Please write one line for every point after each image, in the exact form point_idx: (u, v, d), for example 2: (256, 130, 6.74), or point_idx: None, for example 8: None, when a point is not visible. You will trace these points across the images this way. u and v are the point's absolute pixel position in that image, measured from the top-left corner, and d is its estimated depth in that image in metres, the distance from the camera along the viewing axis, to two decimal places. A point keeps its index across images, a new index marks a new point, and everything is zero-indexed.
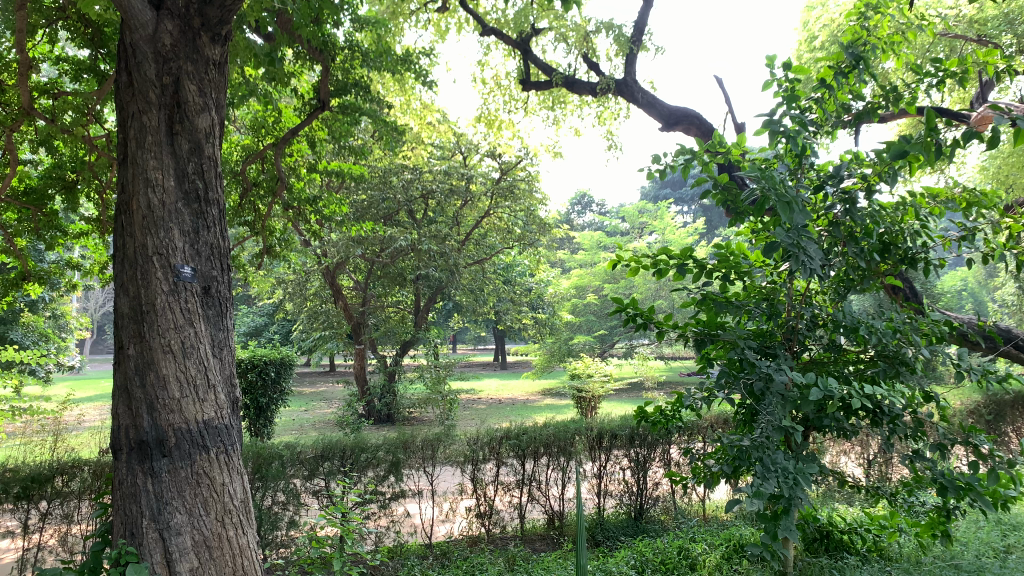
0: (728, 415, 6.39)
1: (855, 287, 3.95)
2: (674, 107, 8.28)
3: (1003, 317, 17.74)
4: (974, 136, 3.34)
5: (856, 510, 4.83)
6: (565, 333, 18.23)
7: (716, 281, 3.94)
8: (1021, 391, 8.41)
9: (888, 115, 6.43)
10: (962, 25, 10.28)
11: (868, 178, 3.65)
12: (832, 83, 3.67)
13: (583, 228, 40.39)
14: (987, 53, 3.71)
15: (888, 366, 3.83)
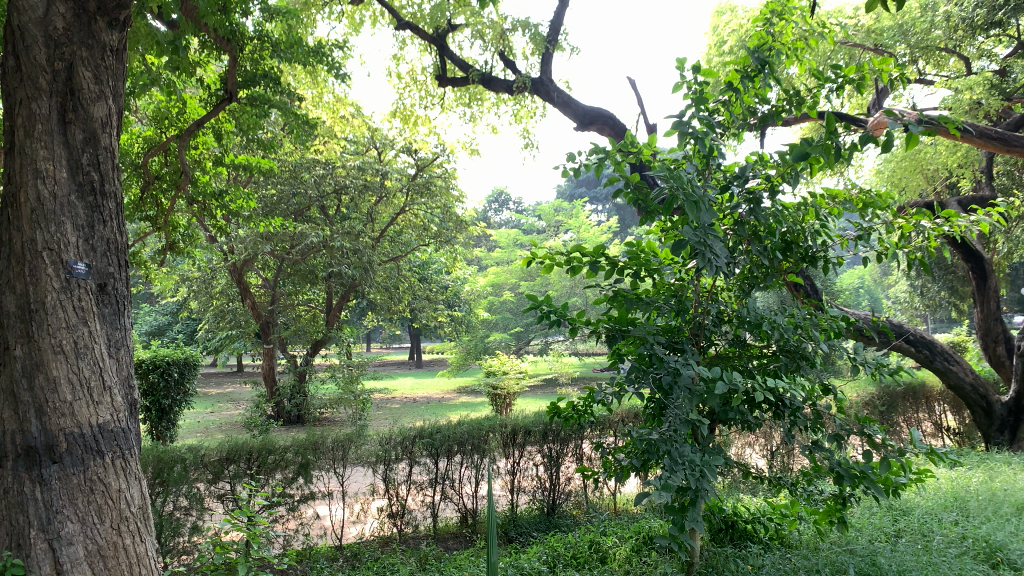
0: (638, 410, 6.52)
1: (759, 283, 4.08)
2: (589, 107, 8.37)
3: (896, 314, 18.75)
4: (871, 139, 3.48)
5: (760, 500, 4.97)
6: (480, 331, 18.20)
7: (628, 278, 3.99)
8: (911, 383, 8.85)
9: (792, 119, 6.67)
10: (860, 35, 10.79)
11: (771, 179, 3.77)
12: (739, 87, 3.78)
13: (500, 226, 40.55)
14: (882, 60, 3.87)
15: (789, 361, 3.98)
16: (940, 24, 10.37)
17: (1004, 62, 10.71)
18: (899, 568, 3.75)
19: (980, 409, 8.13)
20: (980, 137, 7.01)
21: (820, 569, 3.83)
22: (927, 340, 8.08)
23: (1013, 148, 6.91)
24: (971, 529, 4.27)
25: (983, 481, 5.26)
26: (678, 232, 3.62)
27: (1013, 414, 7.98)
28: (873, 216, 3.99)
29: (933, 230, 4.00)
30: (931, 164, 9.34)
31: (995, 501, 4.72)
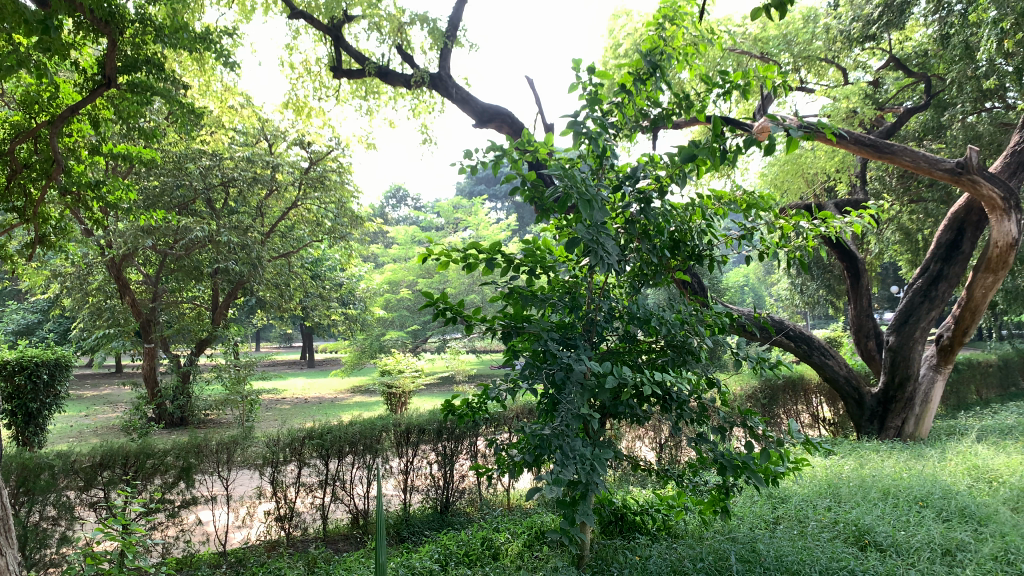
0: (533, 406, 6.55)
1: (648, 280, 4.18)
2: (487, 104, 8.35)
3: (777, 310, 19.67)
4: (755, 142, 3.62)
5: (648, 492, 5.08)
6: (375, 330, 17.91)
7: (523, 275, 3.97)
8: (791, 376, 9.28)
9: (683, 122, 6.87)
10: (747, 43, 11.24)
11: (661, 179, 3.86)
12: (631, 89, 3.86)
13: (398, 222, 40.16)
14: (765, 68, 4.03)
15: (676, 355, 4.09)
16: (820, 35, 10.97)
17: (878, 74, 11.40)
18: (777, 554, 3.91)
19: (853, 401, 8.58)
20: (855, 143, 7.38)
21: (704, 557, 3.95)
22: (805, 335, 8.48)
23: (885, 155, 7.31)
24: (842, 514, 4.50)
25: (854, 468, 5.56)
26: (572, 230, 3.65)
27: (881, 404, 8.45)
28: (756, 218, 4.14)
29: (810, 230, 4.19)
30: (811, 168, 9.82)
31: (864, 486, 5.00)
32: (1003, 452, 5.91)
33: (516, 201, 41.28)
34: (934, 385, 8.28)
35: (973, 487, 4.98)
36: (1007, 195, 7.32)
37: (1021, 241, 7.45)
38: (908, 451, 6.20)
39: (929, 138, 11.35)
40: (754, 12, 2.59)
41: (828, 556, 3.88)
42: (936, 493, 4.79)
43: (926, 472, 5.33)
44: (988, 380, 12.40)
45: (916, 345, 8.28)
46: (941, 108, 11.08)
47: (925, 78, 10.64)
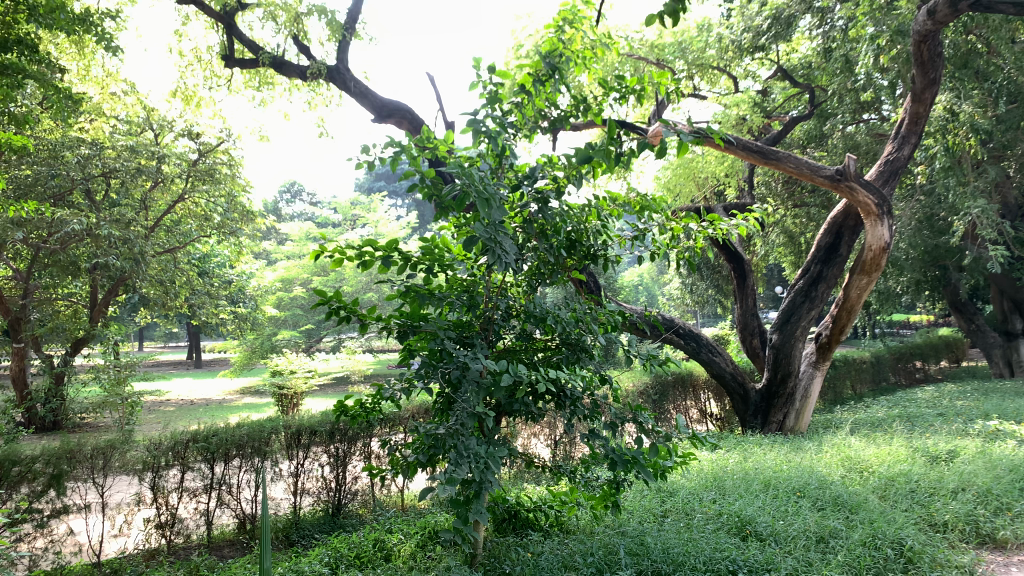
0: (428, 405, 6.51)
1: (545, 280, 4.22)
2: (387, 99, 8.23)
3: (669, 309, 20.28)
4: (648, 146, 3.71)
5: (542, 489, 5.12)
6: (267, 329, 17.39)
7: (420, 273, 3.89)
8: (680, 373, 9.59)
9: (580, 123, 6.98)
10: (645, 49, 11.53)
11: (558, 180, 3.92)
12: (530, 89, 3.90)
13: (293, 218, 39.14)
14: (660, 74, 4.14)
15: (570, 353, 4.16)
16: (713, 45, 11.40)
17: (766, 83, 11.91)
18: (663, 546, 4.03)
19: (738, 396, 8.96)
20: (743, 150, 7.72)
21: (594, 552, 4.03)
22: (694, 333, 8.78)
23: (770, 161, 7.66)
24: (726, 505, 4.67)
25: (738, 461, 5.78)
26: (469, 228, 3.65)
27: (764, 399, 8.84)
28: (649, 219, 4.22)
29: (699, 232, 4.30)
30: (702, 172, 10.17)
31: (747, 479, 5.21)
32: (873, 443, 6.29)
33: (417, 199, 40.98)
34: (813, 381, 8.69)
35: (846, 477, 5.28)
36: (880, 201, 7.69)
37: (893, 245, 7.85)
38: (788, 444, 6.51)
39: (812, 146, 11.98)
40: (647, 20, 2.66)
41: (711, 547, 4.01)
42: (813, 483, 5.04)
43: (804, 463, 5.60)
44: (863, 375, 13.16)
45: (797, 344, 8.68)
46: (823, 118, 11.68)
47: (809, 89, 11.19)
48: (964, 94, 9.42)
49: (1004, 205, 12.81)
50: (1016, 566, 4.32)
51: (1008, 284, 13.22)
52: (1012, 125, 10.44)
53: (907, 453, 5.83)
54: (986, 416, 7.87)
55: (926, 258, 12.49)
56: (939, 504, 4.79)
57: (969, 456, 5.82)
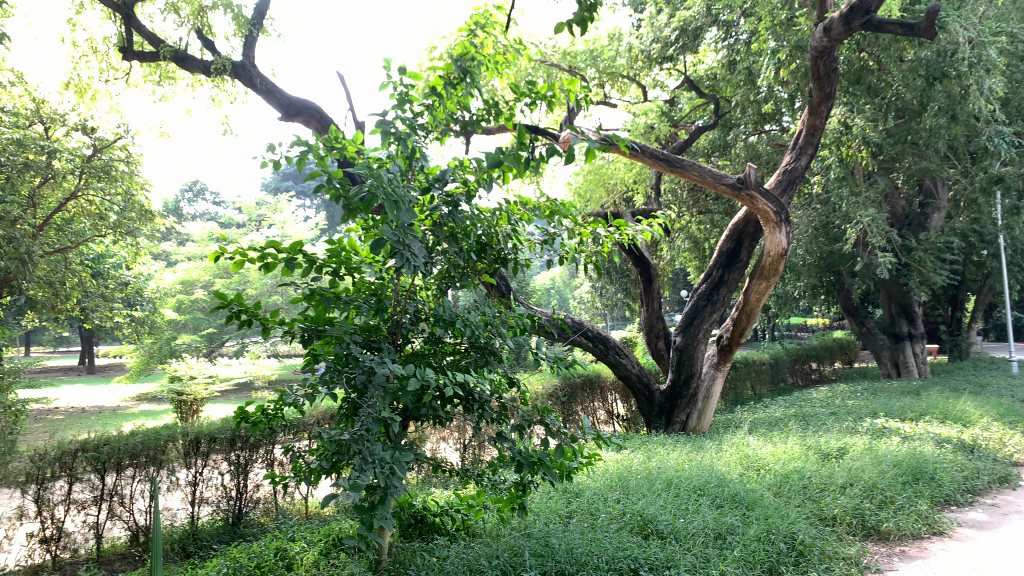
0: (333, 410, 6.40)
1: (455, 283, 4.17)
2: (294, 97, 8.04)
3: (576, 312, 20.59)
4: (557, 151, 3.76)
5: (449, 493, 5.10)
6: (166, 334, 16.77)
7: (326, 277, 3.81)
8: (589, 375, 9.73)
9: (492, 127, 7.05)
10: (557, 56, 11.69)
11: (468, 183, 3.90)
12: (441, 91, 3.90)
13: (195, 219, 37.84)
14: (570, 80, 4.20)
15: (479, 356, 4.17)
16: (623, 54, 11.68)
17: (673, 93, 12.27)
18: (567, 547, 4.07)
19: (643, 397, 9.15)
20: (650, 157, 7.93)
21: (499, 554, 4.04)
22: (602, 336, 8.93)
23: (675, 169, 7.88)
24: (630, 505, 4.76)
25: (641, 461, 5.91)
26: (377, 230, 3.59)
27: (668, 400, 9.06)
28: (558, 224, 4.34)
29: (607, 236, 4.45)
30: (612, 178, 10.57)
31: (650, 478, 5.33)
32: (770, 442, 6.54)
33: (326, 200, 40.26)
34: (714, 382, 8.93)
35: (743, 474, 5.47)
36: (778, 209, 8.02)
37: (789, 251, 8.19)
38: (690, 443, 6.69)
39: (717, 155, 12.50)
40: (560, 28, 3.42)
41: (614, 547, 4.09)
42: (712, 481, 5.19)
43: (704, 462, 5.78)
44: (762, 376, 13.67)
45: (699, 346, 8.93)
46: (727, 128, 12.12)
47: (714, 99, 11.59)
48: (856, 108, 9.94)
49: (892, 214, 13.58)
50: (899, 556, 4.59)
51: (896, 289, 14.04)
52: (900, 138, 11.09)
53: (801, 451, 6.09)
54: (873, 414, 8.31)
55: (822, 264, 13.08)
56: (829, 499, 5.02)
57: (857, 452, 6.14)
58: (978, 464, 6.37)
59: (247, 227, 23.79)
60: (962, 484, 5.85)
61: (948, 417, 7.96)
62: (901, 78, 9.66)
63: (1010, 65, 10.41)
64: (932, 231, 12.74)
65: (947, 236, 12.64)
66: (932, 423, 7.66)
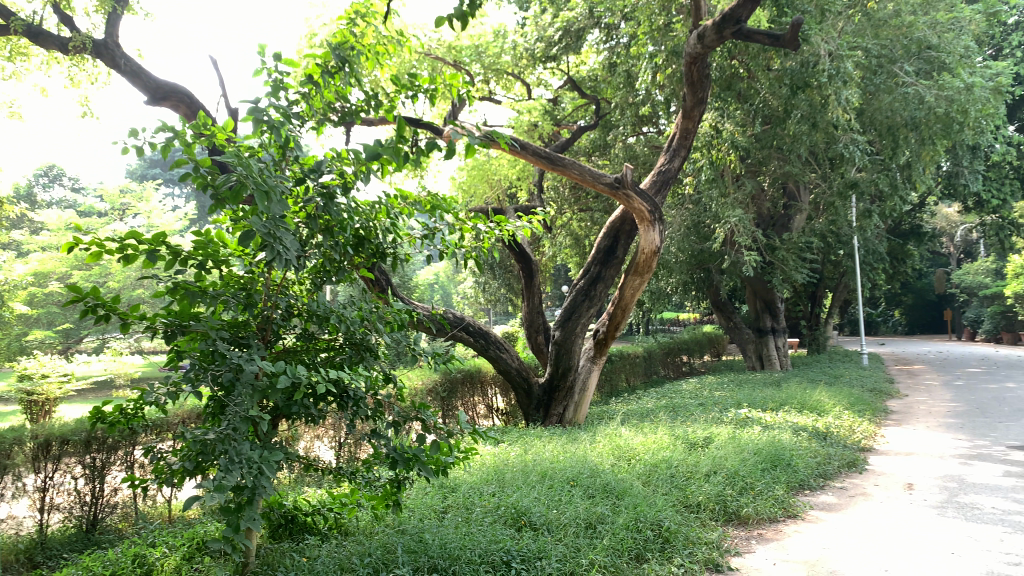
0: (199, 409, 6.18)
1: (331, 277, 4.05)
2: (162, 80, 7.63)
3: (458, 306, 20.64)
4: (435, 145, 3.73)
5: (321, 491, 5.01)
6: (16, 329, 15.61)
7: (191, 270, 3.64)
8: (469, 370, 9.77)
9: (372, 119, 6.95)
10: (441, 49, 11.64)
11: (345, 175, 3.80)
12: (318, 79, 3.80)
13: (50, 206, 35.34)
14: (452, 74, 4.17)
15: (354, 353, 4.10)
16: (507, 51, 11.79)
17: (557, 92, 12.48)
18: (441, 541, 4.06)
19: (522, 390, 9.25)
20: (532, 154, 8.04)
21: (372, 552, 4.00)
22: (482, 331, 9.01)
23: (556, 167, 8.03)
24: (504, 498, 4.80)
25: (518, 454, 5.99)
26: (247, 222, 3.46)
27: (546, 393, 9.20)
28: (439, 218, 4.32)
29: (487, 232, 4.50)
30: (496, 174, 10.61)
31: (525, 471, 5.40)
32: (641, 432, 6.78)
33: (198, 190, 38.53)
34: (590, 374, 9.12)
35: (615, 464, 5.64)
36: (652, 208, 8.29)
37: (662, 249, 8.48)
38: (565, 435, 6.83)
39: (597, 155, 12.83)
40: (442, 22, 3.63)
41: (488, 540, 4.11)
42: (585, 472, 5.32)
43: (578, 453, 5.92)
44: (636, 369, 14.13)
45: (577, 340, 9.11)
46: (607, 129, 12.45)
47: (596, 100, 11.87)
48: (727, 113, 10.41)
49: (759, 215, 14.32)
50: (756, 539, 4.86)
51: (761, 287, 14.82)
52: (766, 143, 11.70)
53: (669, 441, 6.35)
54: (738, 405, 8.75)
55: (694, 261, 13.65)
56: (694, 487, 5.27)
57: (721, 441, 6.45)
58: (829, 450, 6.83)
59: (109, 215, 22.35)
60: (815, 469, 6.25)
61: (805, 406, 8.50)
62: (768, 86, 10.19)
63: (866, 78, 11.16)
64: (794, 232, 13.53)
65: (807, 236, 13.46)
66: (790, 412, 8.15)
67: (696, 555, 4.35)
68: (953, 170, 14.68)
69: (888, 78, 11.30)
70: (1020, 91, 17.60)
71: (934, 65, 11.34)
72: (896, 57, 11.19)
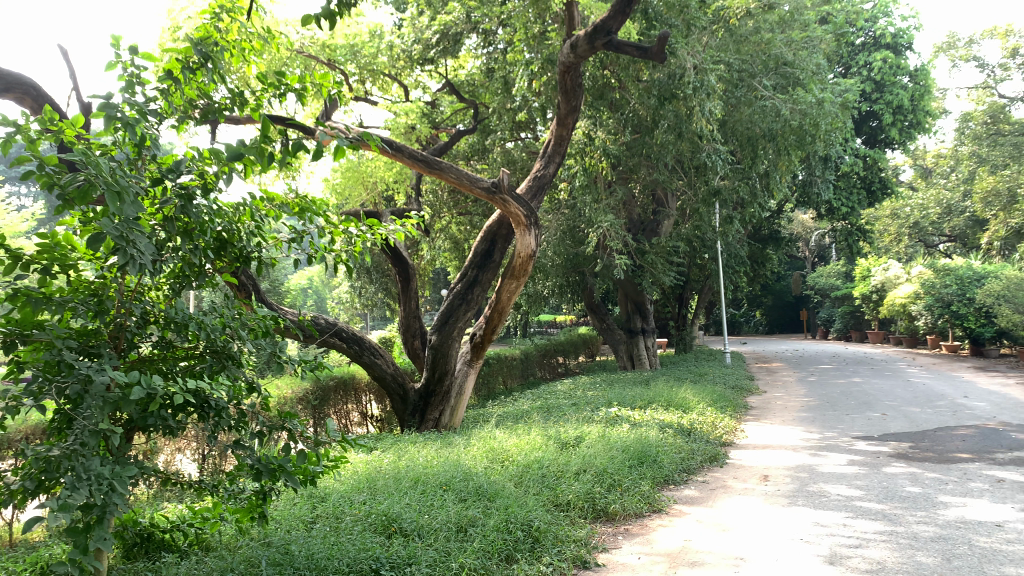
0: (44, 424, 5.80)
1: (192, 282, 3.82)
2: (5, 70, 7.09)
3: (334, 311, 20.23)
4: (302, 148, 3.63)
5: (182, 507, 4.79)
6: None
7: (34, 275, 3.35)
8: (343, 376, 9.60)
9: (239, 117, 6.71)
10: (315, 47, 11.38)
11: (206, 176, 3.62)
12: (179, 75, 3.61)
13: None
14: (322, 74, 4.07)
15: (215, 361, 3.86)
16: (384, 52, 11.66)
17: (435, 95, 12.48)
18: (307, 552, 3.96)
19: (397, 396, 9.18)
20: (408, 157, 8.00)
21: (235, 567, 3.86)
22: (357, 337, 8.88)
23: (432, 170, 8.00)
24: (375, 506, 4.74)
25: (391, 460, 5.94)
26: (97, 224, 3.23)
27: (422, 398, 9.19)
28: (309, 221, 4.19)
29: (358, 236, 4.43)
30: (371, 177, 10.50)
31: (398, 477, 5.35)
32: (515, 434, 6.87)
33: (50, 189, 35.95)
34: (466, 378, 9.26)
35: (488, 467, 5.69)
36: (528, 213, 8.41)
37: (537, 253, 8.65)
38: (439, 440, 6.83)
39: (475, 158, 12.96)
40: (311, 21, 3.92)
41: (357, 548, 4.05)
42: (457, 476, 5.34)
43: (451, 457, 5.93)
44: (513, 371, 14.30)
45: (453, 344, 9.12)
46: (485, 133, 12.56)
47: (474, 104, 11.95)
48: (600, 122, 10.71)
49: (631, 220, 14.82)
50: (623, 534, 5.03)
51: (632, 289, 15.34)
52: (637, 152, 12.11)
53: (542, 441, 6.46)
54: (609, 404, 9.02)
55: (569, 265, 13.95)
56: (564, 485, 5.40)
57: (591, 440, 6.63)
58: (693, 446, 7.16)
59: None
60: (679, 464, 6.53)
61: (671, 404, 8.86)
62: (638, 96, 10.57)
63: (727, 90, 11.76)
64: (663, 236, 14.09)
65: (675, 241, 14.05)
66: (657, 410, 8.48)
67: (564, 553, 4.46)
68: (807, 180, 15.69)
69: (748, 91, 11.91)
70: (866, 107, 19.04)
71: (790, 80, 12.02)
72: (755, 72, 11.82)
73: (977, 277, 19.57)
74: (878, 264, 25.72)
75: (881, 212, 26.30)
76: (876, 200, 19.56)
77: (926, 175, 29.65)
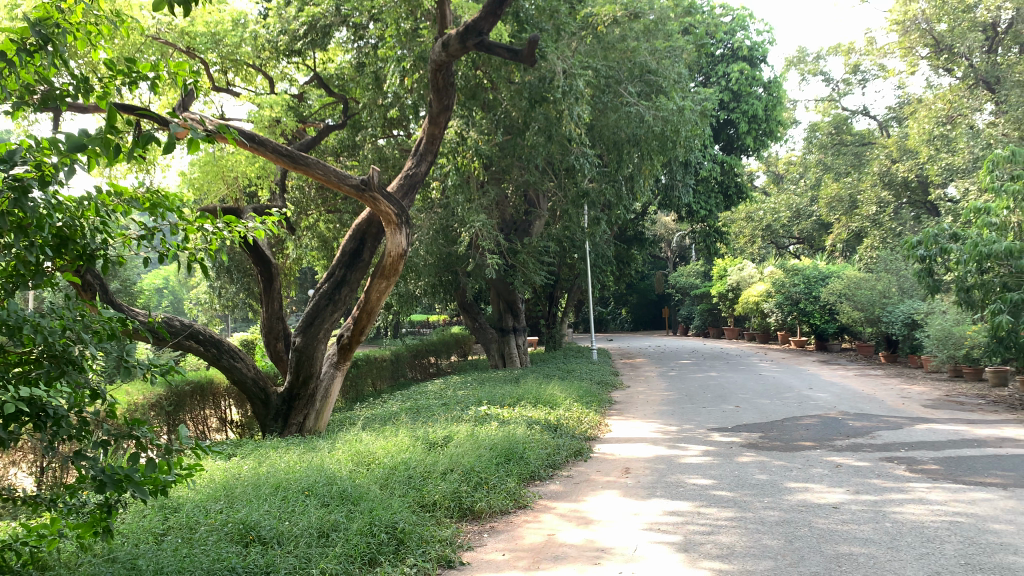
0: None
1: (26, 281, 3.43)
2: None
3: (194, 311, 19.33)
4: (153, 139, 3.36)
5: (14, 526, 4.44)
6: None
7: None
8: (199, 381, 9.17)
9: (81, 105, 6.29)
10: (173, 34, 10.79)
11: (42, 166, 3.26)
12: (13, 57, 3.25)
13: None
14: (178, 63, 3.82)
15: (53, 367, 3.47)
16: (247, 42, 11.23)
17: (302, 88, 12.15)
18: (155, 567, 3.76)
19: (259, 401, 8.88)
20: (272, 152, 7.72)
21: None
22: (215, 339, 8.50)
23: (298, 165, 7.77)
24: (232, 514, 4.56)
25: (250, 467, 5.74)
26: None
27: (285, 402, 8.92)
28: (161, 217, 3.92)
29: (215, 234, 4.19)
30: (233, 171, 10.07)
31: (257, 484, 5.18)
32: (382, 436, 6.80)
33: None
34: (333, 380, 9.05)
35: (353, 470, 5.60)
36: (399, 211, 8.30)
37: (408, 252, 8.55)
38: (302, 444, 6.67)
39: (345, 154, 12.73)
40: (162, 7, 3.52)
41: (211, 559, 3.89)
42: (320, 481, 5.22)
43: (314, 462, 5.80)
44: (382, 372, 14.14)
45: (319, 345, 8.90)
46: (355, 129, 12.35)
47: (344, 99, 11.72)
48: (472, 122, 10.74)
49: (503, 220, 14.96)
50: (487, 532, 5.09)
51: (504, 289, 15.49)
52: (508, 153, 12.23)
53: (408, 442, 6.43)
54: (479, 403, 9.08)
55: (441, 264, 13.94)
56: (430, 486, 5.39)
57: (459, 439, 6.66)
58: (559, 441, 7.32)
59: None
60: (545, 460, 6.67)
61: (539, 401, 9.02)
62: (509, 97, 10.69)
63: (595, 95, 12.07)
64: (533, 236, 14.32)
65: (545, 242, 14.30)
66: (525, 407, 8.61)
67: (429, 554, 4.46)
68: (670, 183, 16.34)
69: (614, 97, 12.22)
70: (724, 115, 20.03)
71: (653, 88, 12.31)
72: (621, 79, 12.16)
73: (822, 276, 20.97)
74: (734, 264, 27.19)
75: (738, 214, 27.83)
76: (732, 203, 20.66)
77: (778, 181, 31.60)
